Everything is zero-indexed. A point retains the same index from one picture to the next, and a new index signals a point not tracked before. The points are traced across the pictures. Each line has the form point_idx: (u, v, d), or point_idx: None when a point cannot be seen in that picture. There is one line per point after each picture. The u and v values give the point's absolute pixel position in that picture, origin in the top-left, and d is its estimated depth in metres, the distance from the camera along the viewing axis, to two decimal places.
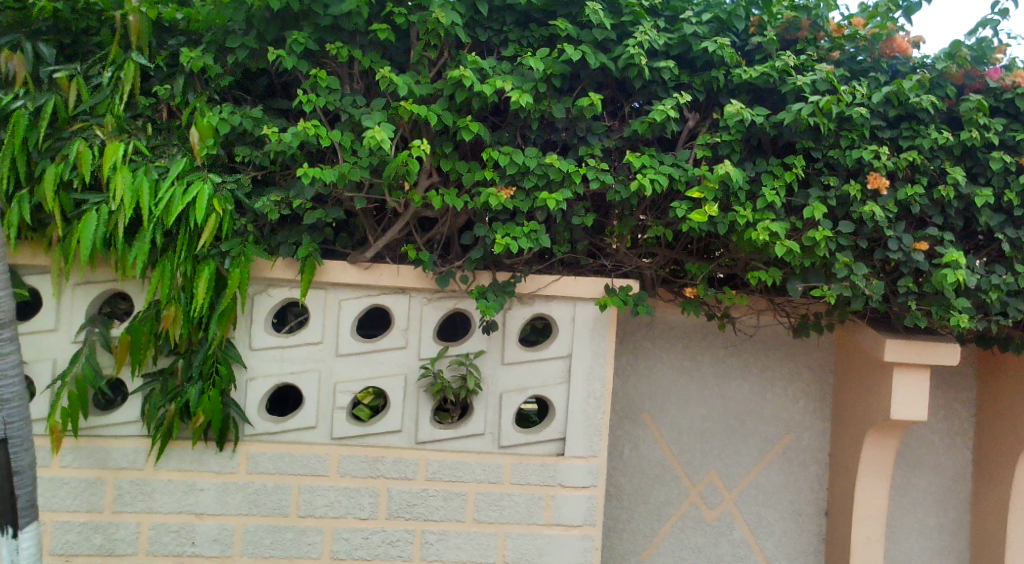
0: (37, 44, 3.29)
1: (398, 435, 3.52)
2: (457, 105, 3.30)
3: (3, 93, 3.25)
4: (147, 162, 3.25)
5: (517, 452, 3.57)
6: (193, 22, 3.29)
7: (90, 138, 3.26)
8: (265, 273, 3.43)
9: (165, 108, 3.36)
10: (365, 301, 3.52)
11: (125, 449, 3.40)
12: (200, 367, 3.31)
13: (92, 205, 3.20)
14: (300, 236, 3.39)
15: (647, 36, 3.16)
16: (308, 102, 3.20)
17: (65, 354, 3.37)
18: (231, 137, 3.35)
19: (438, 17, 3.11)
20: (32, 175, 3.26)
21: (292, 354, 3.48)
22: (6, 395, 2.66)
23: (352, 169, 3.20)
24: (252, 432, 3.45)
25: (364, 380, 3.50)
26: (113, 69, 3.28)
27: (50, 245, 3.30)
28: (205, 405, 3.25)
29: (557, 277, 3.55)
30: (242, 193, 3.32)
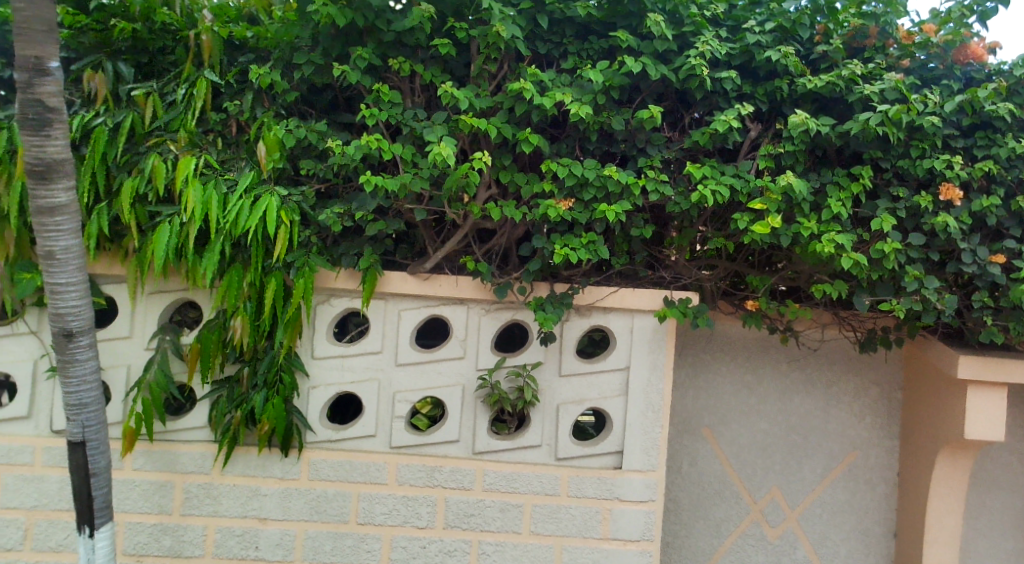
0: (117, 64, 3.44)
1: (455, 444, 3.55)
2: (517, 117, 3.33)
3: (85, 111, 3.41)
4: (217, 175, 3.36)
5: (574, 465, 3.56)
6: (262, 39, 3.43)
7: (164, 153, 3.39)
8: (328, 284, 3.50)
9: (235, 123, 3.48)
10: (424, 312, 3.56)
11: (192, 454, 3.50)
12: (265, 375, 3.39)
13: (166, 217, 3.32)
14: (361, 248, 3.45)
15: (709, 46, 3.14)
16: (370, 116, 3.27)
17: (139, 361, 3.50)
18: (296, 150, 3.44)
19: (499, 30, 3.14)
20: (110, 189, 3.40)
21: (352, 363, 3.54)
22: (85, 399, 2.78)
23: (413, 182, 3.25)
24: (314, 439, 3.52)
25: (422, 390, 3.54)
26: (186, 87, 3.40)
27: (126, 256, 3.43)
28: (270, 413, 3.33)
29: (616, 289, 3.53)
30: (307, 205, 3.40)
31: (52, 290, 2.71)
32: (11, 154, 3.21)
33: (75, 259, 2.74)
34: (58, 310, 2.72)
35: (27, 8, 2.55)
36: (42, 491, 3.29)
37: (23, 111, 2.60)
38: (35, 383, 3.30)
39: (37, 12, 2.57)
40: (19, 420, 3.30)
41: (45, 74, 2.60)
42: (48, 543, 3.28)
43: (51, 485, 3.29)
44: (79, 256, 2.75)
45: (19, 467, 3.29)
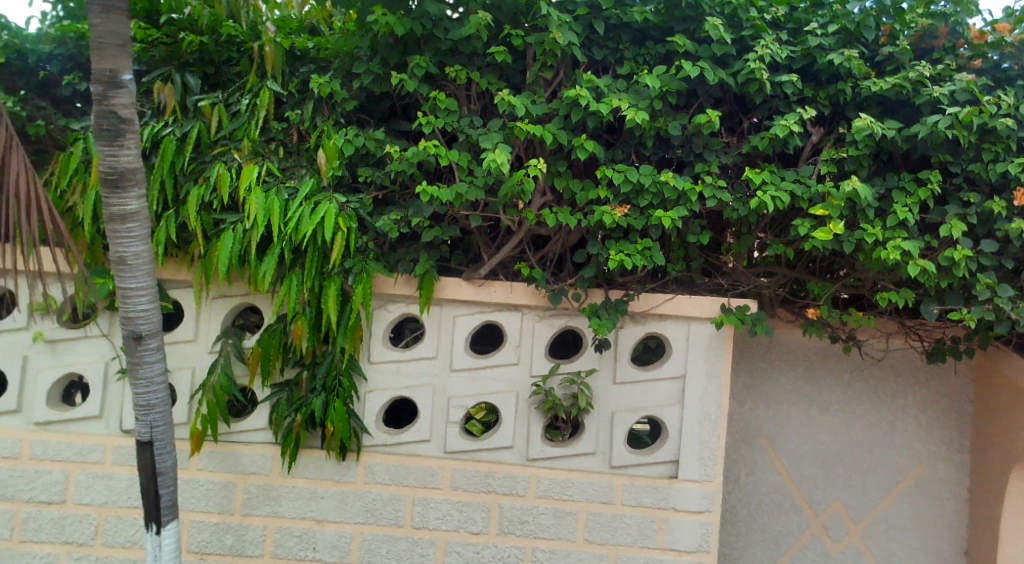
0: (185, 76, 3.56)
1: (509, 451, 3.55)
2: (572, 124, 3.32)
3: (155, 121, 3.53)
4: (278, 183, 3.44)
5: (629, 473, 3.53)
6: (323, 49, 3.52)
7: (228, 161, 3.48)
8: (385, 289, 3.55)
9: (295, 132, 3.56)
10: (479, 317, 3.58)
11: (254, 455, 3.58)
12: (324, 379, 3.45)
13: (230, 224, 3.41)
14: (417, 254, 3.49)
15: (769, 50, 3.09)
16: (427, 123, 3.30)
17: (203, 363, 3.60)
18: (354, 157, 3.51)
19: (555, 37, 3.15)
20: (178, 196, 3.51)
21: (407, 368, 3.58)
22: (152, 400, 2.87)
23: (469, 190, 3.27)
24: (370, 442, 3.57)
25: (477, 396, 3.55)
26: (250, 97, 3.50)
27: (192, 262, 3.55)
28: (331, 416, 3.39)
29: (671, 296, 3.49)
30: (365, 212, 3.45)
31: (124, 294, 2.81)
32: (86, 163, 3.35)
33: (144, 264, 2.83)
34: (129, 314, 2.82)
35: (104, 23, 2.66)
36: (112, 489, 3.40)
37: (98, 122, 2.71)
38: (106, 384, 3.42)
39: (112, 27, 2.67)
40: (91, 419, 3.43)
41: (119, 86, 2.70)
42: (118, 539, 3.40)
43: (120, 483, 3.40)
44: (148, 261, 2.84)
45: (90, 464, 3.41)
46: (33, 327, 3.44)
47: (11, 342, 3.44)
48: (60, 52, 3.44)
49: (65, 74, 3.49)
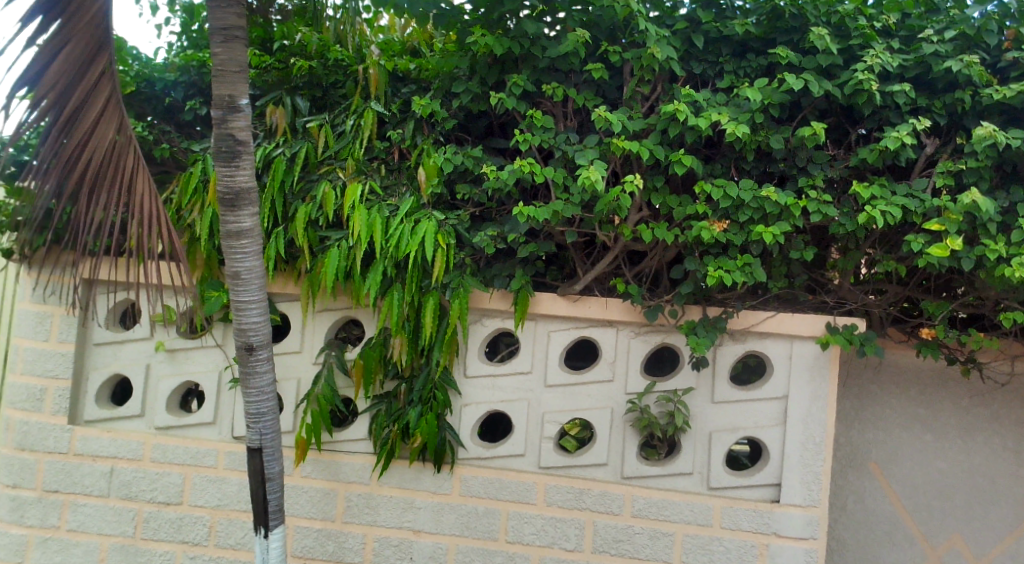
0: (296, 99, 3.72)
1: (604, 468, 3.53)
2: (670, 139, 3.29)
3: (266, 142, 3.71)
4: (380, 200, 3.55)
5: (727, 495, 3.44)
6: (424, 70, 3.63)
7: (334, 180, 3.61)
8: (482, 304, 3.60)
9: (397, 150, 3.68)
10: (574, 333, 3.58)
11: (354, 464, 3.69)
12: (420, 392, 3.52)
13: (335, 240, 3.54)
14: (514, 269, 3.53)
15: (879, 60, 2.99)
16: (523, 141, 3.34)
17: (308, 374, 3.75)
18: (453, 175, 3.58)
19: (653, 52, 3.12)
20: (287, 214, 3.67)
21: (503, 382, 3.61)
22: (262, 409, 3.00)
23: (565, 208, 3.29)
24: (465, 455, 3.61)
25: (571, 411, 3.55)
26: (355, 118, 3.63)
27: (299, 276, 3.70)
28: (423, 427, 3.44)
29: (773, 313, 3.39)
30: (462, 228, 3.51)
31: (238, 307, 2.95)
32: (204, 183, 3.56)
33: (256, 279, 2.96)
34: (243, 326, 2.96)
35: (224, 51, 2.83)
36: (224, 492, 3.58)
37: (217, 144, 2.87)
38: (219, 393, 3.62)
39: (231, 55, 2.84)
40: (206, 425, 3.63)
41: (236, 110, 2.86)
42: (229, 541, 3.56)
43: (231, 487, 3.57)
44: (260, 276, 2.97)
45: (205, 468, 3.60)
46: (155, 336, 3.67)
47: (136, 350, 3.68)
48: (183, 80, 3.68)
49: (188, 99, 3.72)
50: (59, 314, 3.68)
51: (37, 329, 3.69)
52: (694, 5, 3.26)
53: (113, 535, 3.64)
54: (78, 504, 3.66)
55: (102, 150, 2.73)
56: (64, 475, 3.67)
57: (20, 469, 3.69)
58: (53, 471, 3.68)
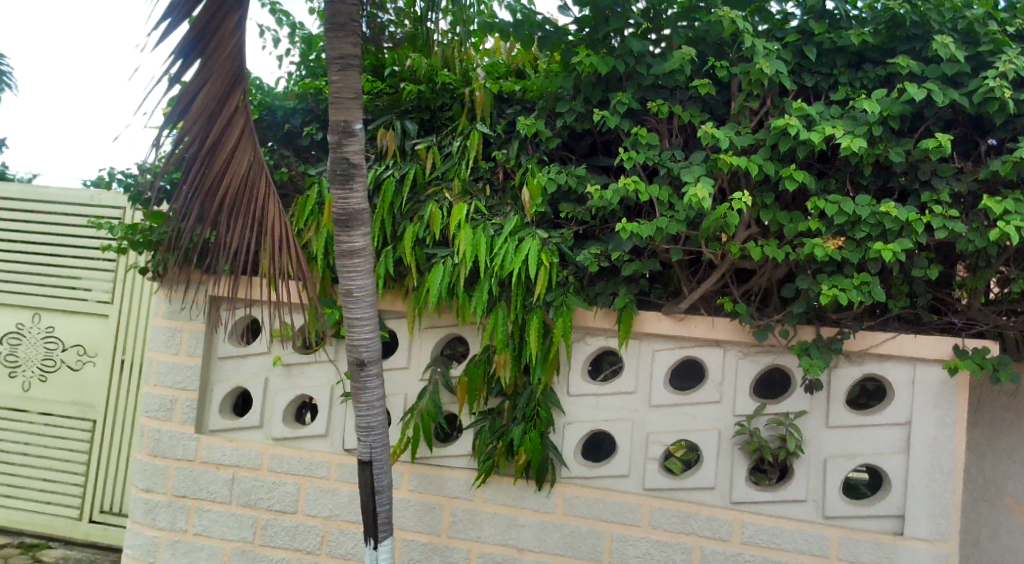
0: (405, 122, 3.84)
1: (711, 491, 3.44)
2: (781, 154, 3.20)
3: (377, 165, 3.84)
4: (485, 219, 3.61)
5: (845, 525, 3.28)
6: (529, 91, 3.68)
7: (441, 201, 3.70)
8: (585, 322, 3.59)
9: (502, 170, 3.74)
10: (679, 353, 3.51)
11: (458, 480, 3.73)
12: (524, 409, 3.53)
13: (441, 258, 3.61)
14: (617, 288, 3.50)
15: (1012, 65, 2.81)
16: (628, 159, 3.32)
17: (414, 390, 3.84)
18: (557, 194, 3.61)
19: (762, 66, 3.04)
20: (396, 233, 3.78)
21: (607, 402, 3.58)
22: (372, 423, 3.08)
23: (670, 225, 3.24)
24: (568, 474, 3.60)
25: (677, 433, 3.48)
26: (461, 139, 3.71)
27: (406, 294, 3.80)
28: (527, 446, 3.44)
29: (893, 334, 3.22)
30: (566, 246, 3.52)
31: (350, 323, 3.05)
32: (320, 205, 3.73)
33: (368, 297, 3.06)
34: (355, 342, 3.06)
35: (340, 79, 2.96)
36: (336, 503, 3.70)
37: (333, 168, 2.99)
38: (332, 406, 3.76)
39: (347, 83, 2.97)
40: (318, 437, 3.77)
41: (352, 134, 2.98)
42: (340, 550, 3.68)
43: (342, 498, 3.69)
44: (371, 294, 3.07)
45: (318, 479, 3.73)
46: (274, 351, 3.85)
47: (256, 364, 3.87)
48: (302, 106, 3.87)
49: (306, 125, 3.91)
50: (189, 329, 3.92)
51: (169, 343, 3.95)
52: (806, 17, 3.17)
53: (235, 540, 3.83)
54: (204, 509, 3.87)
55: (238, 177, 2.93)
56: (191, 482, 3.90)
57: (152, 475, 3.95)
58: (181, 477, 3.91)
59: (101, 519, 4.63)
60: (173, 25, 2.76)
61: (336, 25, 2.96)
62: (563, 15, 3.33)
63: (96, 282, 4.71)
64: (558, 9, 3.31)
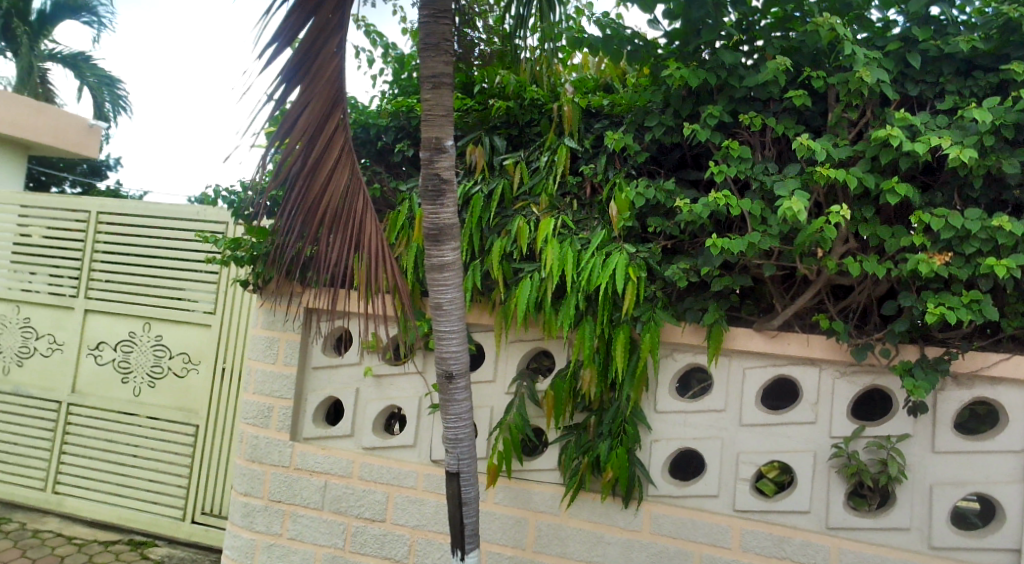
0: (494, 138, 3.89)
1: (806, 516, 3.32)
2: (882, 166, 3.07)
3: (466, 180, 3.89)
4: (572, 234, 3.62)
5: (952, 556, 3.12)
6: (617, 106, 3.66)
7: (528, 215, 3.73)
8: (673, 338, 3.53)
9: (589, 185, 3.73)
10: (771, 371, 3.41)
11: (544, 495, 3.73)
12: (610, 425, 3.50)
13: (528, 273, 3.64)
14: (707, 303, 3.43)
15: None
16: (719, 172, 3.25)
17: (501, 403, 3.86)
18: (645, 208, 3.57)
19: (862, 75, 2.94)
20: (484, 248, 3.82)
21: (695, 420, 3.51)
22: (460, 435, 3.11)
23: (763, 239, 3.16)
24: (655, 492, 3.54)
25: (769, 453, 3.38)
26: (549, 154, 3.73)
27: (493, 307, 3.84)
28: (614, 462, 3.40)
29: (1006, 356, 3.05)
30: (654, 261, 3.48)
31: (439, 336, 3.10)
32: (410, 220, 3.82)
33: (457, 310, 3.10)
34: (443, 355, 3.10)
35: (433, 98, 3.03)
36: (423, 513, 3.76)
37: (424, 184, 3.06)
38: (420, 417, 3.82)
39: (439, 101, 3.03)
40: (406, 448, 3.84)
41: (443, 151, 3.04)
42: (428, 560, 3.73)
43: (429, 509, 3.74)
44: (460, 307, 3.11)
45: (406, 489, 3.80)
46: (364, 362, 3.95)
47: (348, 374, 3.99)
48: (394, 124, 3.98)
49: (398, 142, 4.02)
50: (286, 339, 4.08)
51: (266, 352, 4.12)
52: (909, 24, 3.05)
53: (326, 545, 3.93)
54: (298, 515, 4.00)
55: (338, 194, 3.03)
56: (286, 487, 4.03)
57: (250, 479, 4.11)
58: (277, 483, 4.05)
59: (202, 520, 4.84)
60: (279, 49, 2.89)
61: (430, 44, 3.03)
62: (653, 29, 3.32)
63: (200, 293, 4.96)
64: (648, 23, 3.30)
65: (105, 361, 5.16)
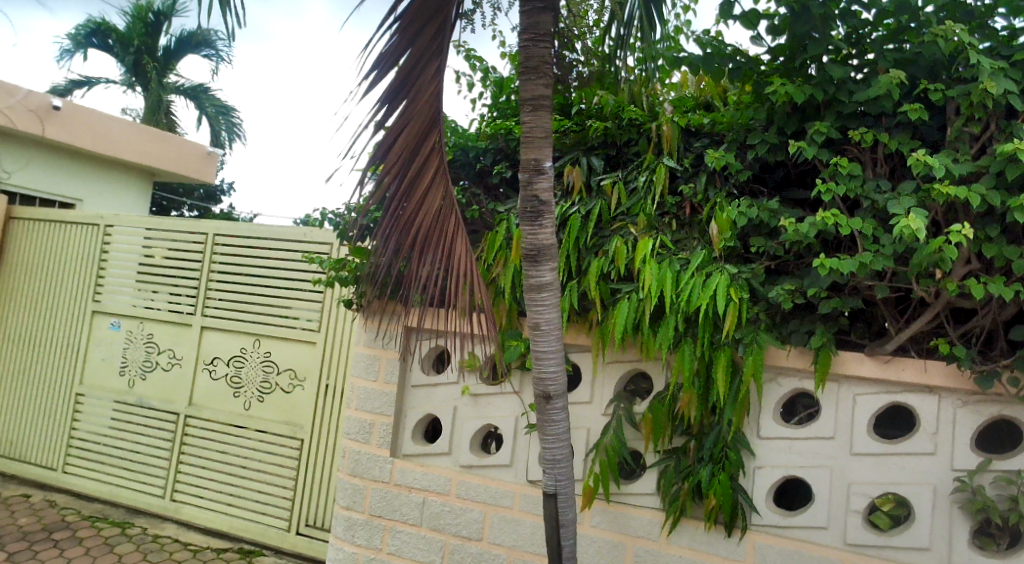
0: (591, 158, 3.88)
1: (926, 553, 3.13)
2: (1008, 182, 2.89)
3: (563, 201, 3.91)
4: (671, 255, 3.56)
5: None
6: (718, 124, 3.58)
7: (626, 235, 3.70)
8: (778, 361, 3.40)
9: (688, 205, 3.67)
10: (884, 398, 3.24)
11: (642, 520, 3.66)
12: (711, 450, 3.41)
13: (626, 293, 3.60)
14: (814, 325, 3.30)
15: None
16: (826, 191, 3.13)
17: (598, 425, 3.82)
18: (748, 228, 3.48)
19: (986, 87, 2.79)
20: (581, 268, 3.81)
21: (801, 447, 3.37)
22: (558, 455, 3.10)
23: (875, 259, 3.02)
24: (760, 521, 3.42)
25: (883, 485, 3.20)
26: (648, 174, 3.69)
27: (590, 327, 3.82)
28: (716, 489, 3.31)
29: None
30: (757, 282, 3.38)
31: (537, 356, 3.10)
32: (508, 240, 3.85)
33: (555, 330, 3.10)
34: (541, 375, 3.10)
35: (531, 120, 3.06)
36: (519, 533, 3.75)
37: (523, 205, 3.08)
38: (516, 437, 3.83)
39: (538, 122, 3.06)
40: (503, 467, 3.85)
41: (542, 172, 3.06)
42: None
43: (526, 529, 3.73)
44: (558, 327, 3.11)
45: (503, 508, 3.81)
46: (462, 381, 4.01)
47: (446, 393, 4.05)
48: (493, 146, 4.06)
49: (496, 164, 4.09)
50: (386, 357, 4.19)
51: (369, 369, 4.24)
52: None
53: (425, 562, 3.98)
54: (397, 530, 4.07)
55: (430, 215, 3.10)
56: (386, 503, 4.12)
57: (352, 493, 4.22)
58: (378, 498, 4.14)
59: (306, 532, 4.99)
60: (380, 75, 3.00)
61: (530, 68, 3.07)
62: (756, 46, 3.25)
63: (305, 311, 5.17)
64: (750, 39, 3.24)
65: (219, 376, 5.43)
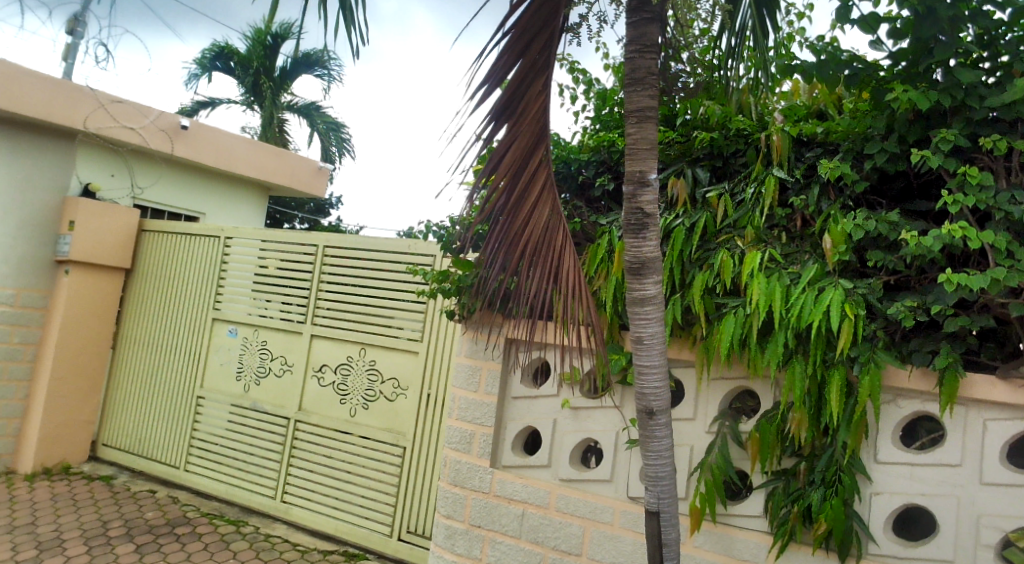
0: (696, 170, 3.81)
1: None
2: None
3: (667, 213, 3.84)
4: (781, 268, 3.43)
5: None
6: (833, 133, 3.42)
7: (732, 248, 3.60)
8: (898, 383, 3.20)
9: (799, 217, 3.53)
10: (1019, 425, 3.00)
11: (749, 542, 3.53)
12: (823, 472, 3.25)
13: (732, 308, 3.50)
14: (938, 345, 3.11)
15: None
16: (953, 203, 2.95)
17: (701, 443, 3.72)
18: (864, 241, 3.31)
19: None
20: (684, 281, 3.73)
21: (923, 474, 3.17)
22: (661, 473, 3.03)
23: (1009, 274, 2.83)
24: (878, 551, 3.24)
25: (1017, 518, 2.97)
26: (756, 185, 3.57)
27: (694, 342, 3.72)
28: (828, 513, 3.16)
29: None
30: (874, 297, 3.19)
31: (640, 370, 3.05)
32: (610, 253, 3.82)
33: (658, 344, 3.04)
34: (644, 390, 3.04)
35: (637, 132, 3.03)
36: (620, 550, 3.68)
37: (627, 218, 3.04)
38: (617, 452, 3.78)
39: (644, 134, 3.02)
40: (604, 482, 3.81)
41: (646, 184, 3.01)
42: None
43: (627, 546, 3.66)
44: (661, 341, 3.04)
45: (603, 524, 3.75)
46: (563, 394, 4.00)
47: (546, 405, 4.05)
48: (596, 158, 4.05)
49: (599, 176, 4.07)
50: (487, 368, 4.24)
51: (469, 380, 4.29)
52: None
53: None
54: (496, 541, 4.08)
55: (539, 229, 3.14)
56: (486, 513, 4.14)
57: (452, 503, 4.28)
58: (478, 508, 4.17)
59: (407, 538, 5.08)
60: (489, 90, 3.03)
61: (635, 79, 3.04)
62: (875, 50, 3.10)
63: (408, 321, 5.30)
64: (869, 44, 3.10)
65: (327, 383, 5.63)
